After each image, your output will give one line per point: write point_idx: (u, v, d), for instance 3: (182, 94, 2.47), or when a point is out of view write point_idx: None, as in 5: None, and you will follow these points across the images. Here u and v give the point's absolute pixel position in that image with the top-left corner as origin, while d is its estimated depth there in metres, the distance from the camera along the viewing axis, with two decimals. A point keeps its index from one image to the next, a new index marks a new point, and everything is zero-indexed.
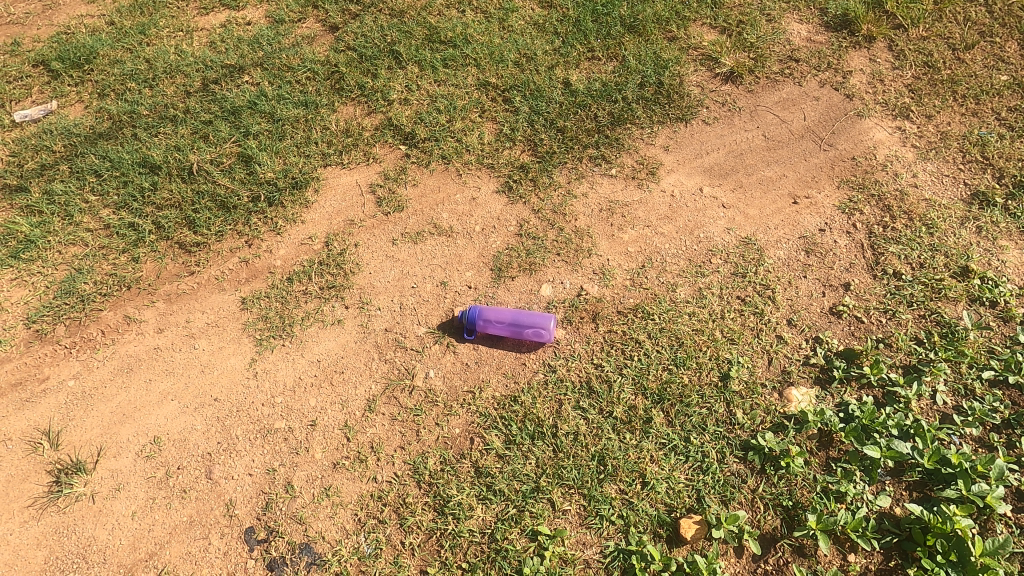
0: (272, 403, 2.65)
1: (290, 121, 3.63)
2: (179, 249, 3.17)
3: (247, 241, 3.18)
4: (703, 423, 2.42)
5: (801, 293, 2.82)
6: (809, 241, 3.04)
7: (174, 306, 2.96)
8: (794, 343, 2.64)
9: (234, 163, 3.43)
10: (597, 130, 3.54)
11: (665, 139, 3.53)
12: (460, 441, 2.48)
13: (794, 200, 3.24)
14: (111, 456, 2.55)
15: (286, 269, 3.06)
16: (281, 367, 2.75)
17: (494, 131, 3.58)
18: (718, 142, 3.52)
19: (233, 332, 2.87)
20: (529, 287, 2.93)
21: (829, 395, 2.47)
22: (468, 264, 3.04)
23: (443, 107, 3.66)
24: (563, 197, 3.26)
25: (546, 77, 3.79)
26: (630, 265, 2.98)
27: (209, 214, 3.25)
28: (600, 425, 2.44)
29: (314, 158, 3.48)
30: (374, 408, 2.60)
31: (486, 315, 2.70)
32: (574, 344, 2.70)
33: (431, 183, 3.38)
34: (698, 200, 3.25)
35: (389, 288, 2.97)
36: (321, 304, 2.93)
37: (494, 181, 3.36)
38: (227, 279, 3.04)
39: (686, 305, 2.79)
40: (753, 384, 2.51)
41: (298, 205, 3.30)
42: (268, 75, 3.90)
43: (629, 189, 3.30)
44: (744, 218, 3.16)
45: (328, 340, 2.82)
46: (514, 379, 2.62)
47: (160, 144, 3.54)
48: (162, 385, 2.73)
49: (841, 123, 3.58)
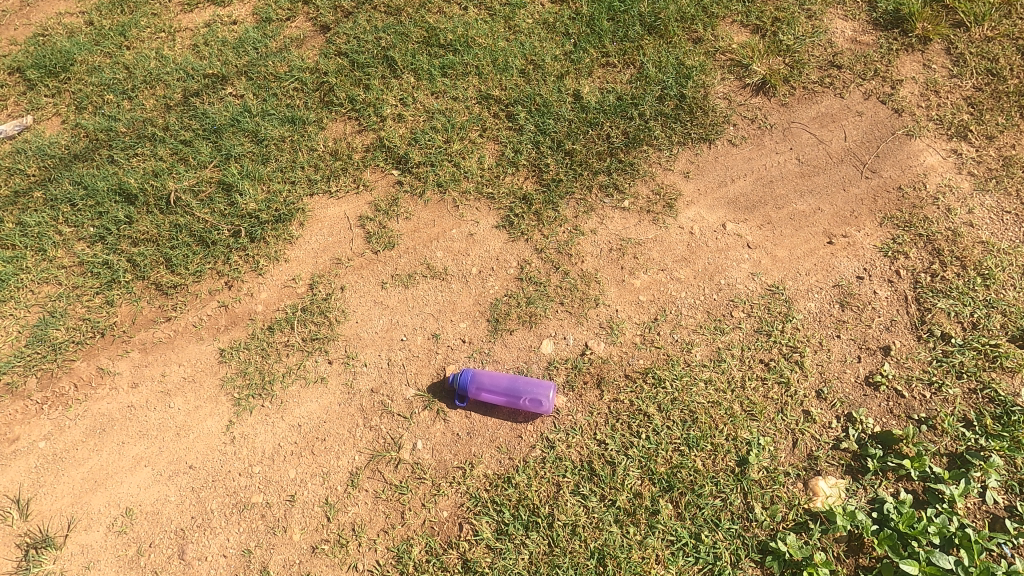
0: (249, 473, 2.47)
1: (274, 141, 3.33)
2: (155, 290, 2.96)
3: (227, 282, 2.96)
4: (716, 518, 2.18)
5: (833, 358, 2.51)
6: (844, 291, 2.71)
7: (149, 357, 2.78)
8: (823, 421, 2.35)
9: (214, 192, 3.18)
10: (610, 153, 3.19)
11: (685, 163, 3.16)
12: (448, 527, 2.28)
13: (829, 238, 2.88)
14: (82, 530, 2.42)
15: (267, 316, 2.84)
16: (258, 432, 2.56)
17: (495, 154, 3.25)
18: (744, 166, 3.15)
19: (210, 390, 2.68)
20: (528, 343, 2.66)
21: (862, 488, 2.20)
22: (464, 313, 2.77)
23: (440, 125, 3.32)
24: (570, 234, 2.94)
25: (554, 89, 3.41)
26: (641, 318, 2.69)
27: (187, 251, 3.02)
28: (601, 516, 2.22)
29: (300, 185, 3.20)
30: (357, 484, 2.40)
31: (480, 381, 2.46)
32: (576, 415, 2.45)
33: (425, 215, 3.08)
34: (720, 238, 2.91)
35: (377, 341, 2.73)
36: (304, 359, 2.72)
37: (494, 214, 3.05)
38: (205, 327, 2.84)
39: (702, 371, 2.51)
40: (774, 471, 2.25)
41: (281, 240, 3.04)
42: (252, 86, 3.58)
43: (642, 225, 2.97)
44: (772, 261, 2.82)
45: (310, 401, 2.61)
46: (509, 455, 2.39)
47: (137, 169, 3.30)
48: (136, 449, 2.57)
49: (887, 144, 3.16)
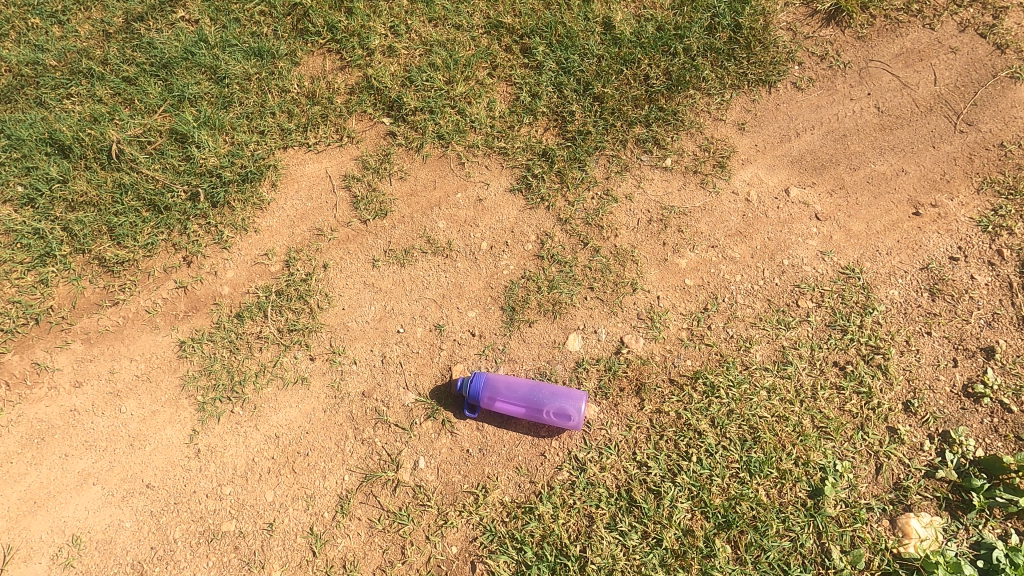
0: (219, 495, 2.08)
1: (237, 80, 2.71)
2: (99, 266, 2.44)
3: (185, 257, 2.44)
4: (783, 562, 1.83)
5: (923, 361, 2.07)
6: (935, 275, 2.23)
7: (94, 350, 2.31)
8: (912, 442, 1.95)
9: (166, 144, 2.60)
10: (648, 99, 2.60)
11: (741, 112, 2.58)
12: (459, 566, 1.94)
13: (915, 208, 2.37)
14: (21, 561, 2.05)
15: (235, 300, 2.36)
16: (228, 444, 2.14)
17: (508, 99, 2.65)
18: (812, 116, 2.58)
19: (169, 391, 2.23)
20: (551, 338, 2.21)
21: (962, 529, 1.83)
22: (472, 299, 2.29)
23: (440, 61, 2.69)
24: (601, 201, 2.42)
25: (580, 15, 2.73)
26: (688, 307, 2.22)
27: (135, 219, 2.48)
28: (644, 558, 1.87)
29: (271, 136, 2.63)
30: (346, 510, 2.03)
31: (495, 387, 2.02)
32: (610, 430, 2.05)
33: (423, 174, 2.54)
34: (783, 206, 2.39)
35: (369, 332, 2.26)
36: (280, 355, 2.26)
37: (507, 174, 2.51)
38: (160, 313, 2.35)
39: (763, 376, 2.07)
40: (854, 505, 1.87)
41: (249, 205, 2.51)
42: (208, 8, 2.88)
43: (688, 190, 2.43)
44: (846, 237, 2.32)
45: (288, 406, 2.18)
46: (530, 479, 2.01)
47: (72, 114, 2.69)
48: (82, 463, 2.15)
49: (986, 90, 2.57)
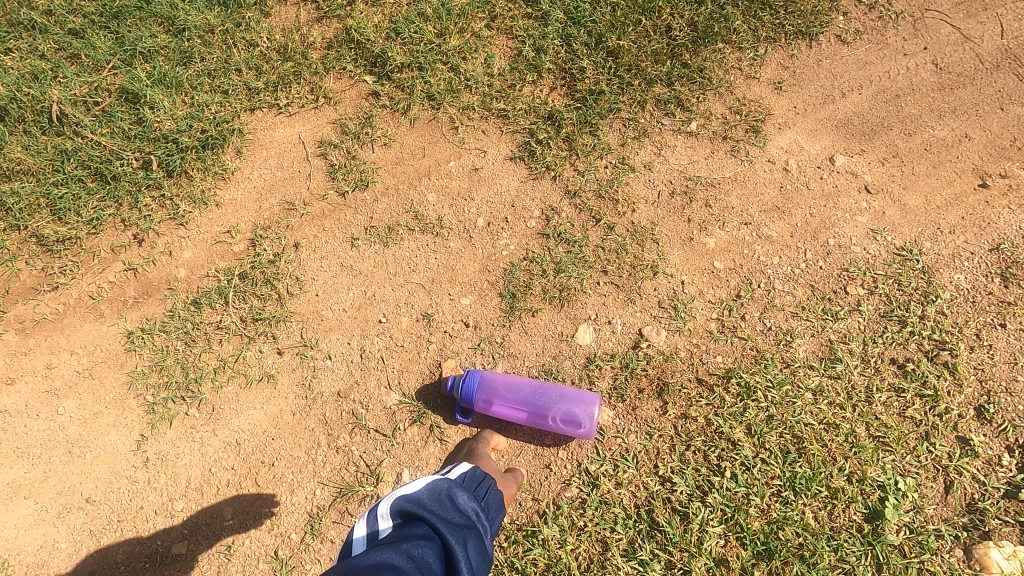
0: (170, 511, 1.82)
1: (198, 32, 2.32)
2: (38, 245, 2.12)
3: (135, 235, 2.12)
4: None
5: (998, 359, 1.76)
6: (1009, 258, 1.88)
7: (30, 342, 2.01)
8: (988, 457, 1.67)
9: (116, 104, 2.24)
10: (670, 54, 2.19)
11: (775, 70, 2.18)
12: None
13: (981, 180, 1.99)
14: None
15: (191, 285, 2.04)
16: (181, 452, 1.86)
17: (510, 57, 2.26)
18: (858, 75, 2.15)
19: (113, 390, 1.93)
20: (558, 329, 1.90)
21: None
22: (465, 283, 1.97)
23: (432, 10, 2.27)
24: (616, 171, 2.08)
25: None
26: (718, 294, 1.90)
27: (79, 191, 2.15)
28: None
29: (235, 95, 2.27)
30: (317, 531, 1.77)
31: (492, 389, 1.73)
32: (627, 437, 1.78)
33: (410, 140, 2.19)
34: (827, 177, 2.03)
35: (345, 322, 1.95)
36: (242, 348, 1.95)
37: (507, 140, 2.16)
38: (105, 300, 2.04)
39: (808, 377, 1.79)
40: (920, 532, 1.62)
41: (210, 176, 2.17)
42: None
43: (717, 158, 2.08)
44: (900, 213, 1.97)
45: (252, 408, 1.89)
46: (535, 496, 1.76)
47: (8, 70, 2.31)
48: (13, 472, 1.89)
49: None
